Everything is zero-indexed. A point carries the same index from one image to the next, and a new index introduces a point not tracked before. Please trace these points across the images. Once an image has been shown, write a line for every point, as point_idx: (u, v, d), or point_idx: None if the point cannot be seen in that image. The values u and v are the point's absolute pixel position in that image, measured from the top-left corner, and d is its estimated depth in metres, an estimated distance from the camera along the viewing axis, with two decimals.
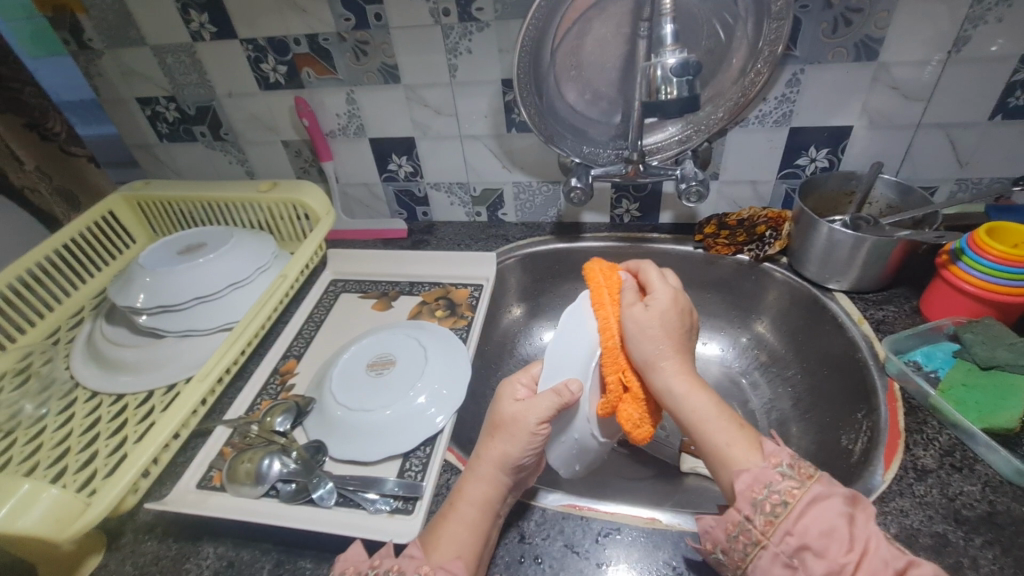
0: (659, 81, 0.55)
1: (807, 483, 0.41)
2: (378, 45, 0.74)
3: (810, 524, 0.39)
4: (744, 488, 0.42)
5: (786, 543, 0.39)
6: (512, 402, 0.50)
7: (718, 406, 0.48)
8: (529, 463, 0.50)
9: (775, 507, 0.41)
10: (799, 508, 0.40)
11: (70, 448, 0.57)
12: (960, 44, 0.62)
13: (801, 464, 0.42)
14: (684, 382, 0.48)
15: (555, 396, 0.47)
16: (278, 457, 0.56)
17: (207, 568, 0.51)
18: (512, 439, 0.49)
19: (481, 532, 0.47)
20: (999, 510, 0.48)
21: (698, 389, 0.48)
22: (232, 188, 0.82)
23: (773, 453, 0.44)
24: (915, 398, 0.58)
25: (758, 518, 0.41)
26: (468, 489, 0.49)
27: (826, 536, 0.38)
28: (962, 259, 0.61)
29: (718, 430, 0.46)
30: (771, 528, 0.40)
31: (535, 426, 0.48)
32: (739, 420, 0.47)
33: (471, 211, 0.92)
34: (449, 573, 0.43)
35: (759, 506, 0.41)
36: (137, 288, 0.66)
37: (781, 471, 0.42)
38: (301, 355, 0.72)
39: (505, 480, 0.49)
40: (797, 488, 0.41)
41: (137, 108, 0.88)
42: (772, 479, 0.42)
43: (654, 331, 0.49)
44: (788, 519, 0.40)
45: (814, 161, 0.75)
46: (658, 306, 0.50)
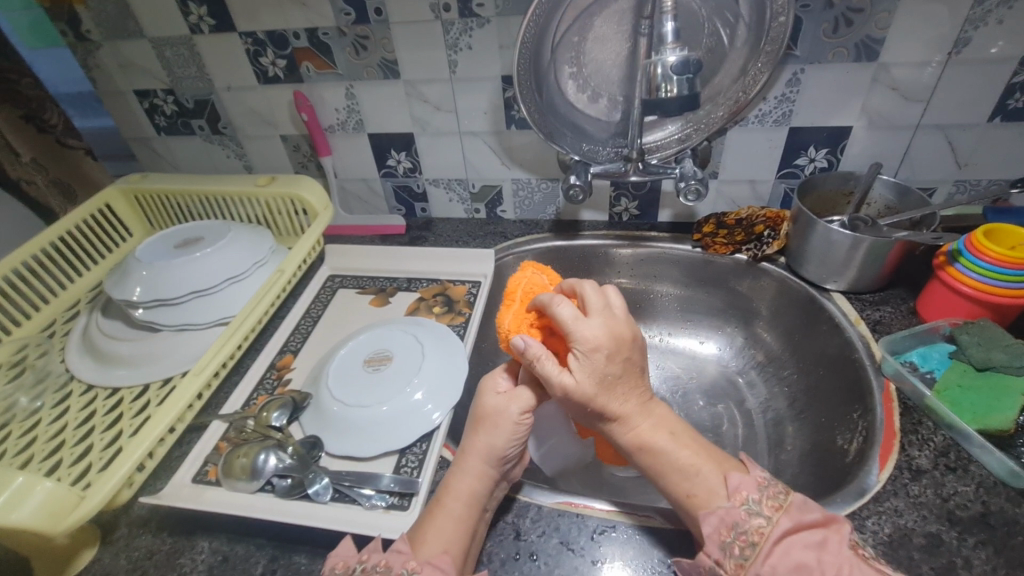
0: (660, 79, 0.54)
1: (776, 518, 0.41)
2: (378, 40, 0.73)
3: (778, 563, 0.39)
4: (712, 531, 0.42)
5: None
6: (497, 395, 0.52)
7: (676, 447, 0.47)
8: (514, 455, 0.51)
9: (744, 549, 0.40)
10: (767, 549, 0.40)
11: (65, 442, 0.57)
12: (960, 46, 0.62)
13: (768, 497, 0.42)
14: (637, 433, 0.47)
15: (537, 387, 0.51)
16: (274, 452, 0.56)
17: (201, 563, 0.51)
18: (496, 431, 0.50)
19: (469, 526, 0.47)
20: (992, 511, 0.48)
21: (652, 434, 0.47)
22: (230, 182, 0.82)
23: (737, 489, 0.43)
24: (911, 398, 0.58)
25: (728, 562, 0.41)
26: (455, 485, 0.49)
27: (796, 573, 0.39)
28: (959, 260, 0.61)
29: (680, 474, 0.46)
30: (741, 570, 0.40)
31: (519, 416, 0.50)
32: (700, 455, 0.46)
33: (470, 207, 0.92)
34: (437, 568, 0.43)
35: (727, 549, 0.41)
36: (133, 282, 0.65)
37: (748, 509, 0.42)
38: (297, 351, 0.72)
39: (492, 472, 0.50)
40: (766, 526, 0.41)
41: (134, 100, 0.87)
42: (739, 518, 0.41)
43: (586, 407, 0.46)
44: (757, 560, 0.40)
45: (813, 161, 0.75)
46: (578, 381, 0.45)
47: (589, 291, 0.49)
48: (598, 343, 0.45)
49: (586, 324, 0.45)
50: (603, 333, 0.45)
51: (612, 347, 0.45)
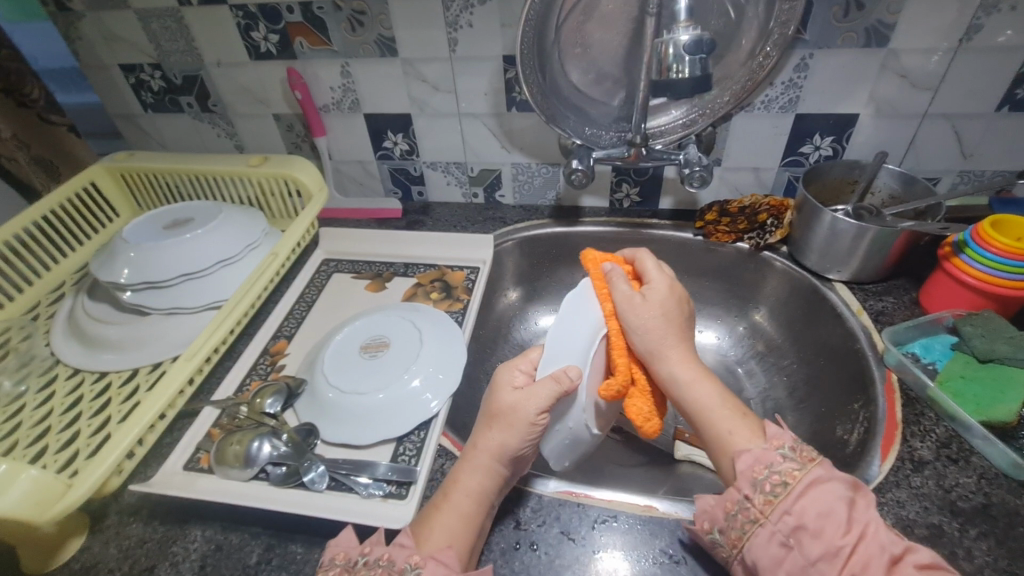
0: (671, 60, 0.53)
1: (809, 466, 0.42)
2: (375, 16, 0.71)
3: (808, 505, 0.40)
4: (746, 468, 0.43)
5: (783, 522, 0.40)
6: (512, 392, 0.49)
7: (719, 394, 0.49)
8: (528, 453, 0.49)
9: (775, 487, 0.41)
10: (798, 489, 0.41)
11: (51, 427, 0.55)
12: (972, 33, 0.61)
13: (802, 448, 0.43)
14: (686, 371, 0.50)
15: (555, 384, 0.46)
16: (268, 440, 0.54)
17: (194, 551, 0.50)
18: (511, 430, 0.48)
19: (474, 522, 0.46)
20: (994, 502, 0.48)
21: (698, 377, 0.50)
22: (222, 161, 0.79)
23: (776, 436, 0.44)
24: (913, 390, 0.58)
25: (757, 497, 0.42)
26: (464, 480, 0.48)
27: (824, 518, 0.39)
28: (965, 251, 0.60)
29: (720, 419, 0.48)
30: (769, 507, 0.41)
31: (535, 416, 0.47)
32: (741, 406, 0.49)
33: (468, 191, 0.90)
34: (441, 563, 0.42)
35: (759, 485, 0.42)
36: (120, 264, 0.63)
37: (782, 453, 0.43)
38: (291, 336, 0.71)
39: (502, 471, 0.49)
40: (798, 470, 0.42)
41: (120, 75, 0.84)
42: (773, 460, 0.43)
43: (649, 328, 0.50)
44: (786, 499, 0.40)
45: (818, 149, 0.74)
46: (649, 303, 0.51)
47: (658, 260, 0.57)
48: (664, 285, 0.53)
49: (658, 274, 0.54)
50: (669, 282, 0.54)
51: (678, 295, 0.54)
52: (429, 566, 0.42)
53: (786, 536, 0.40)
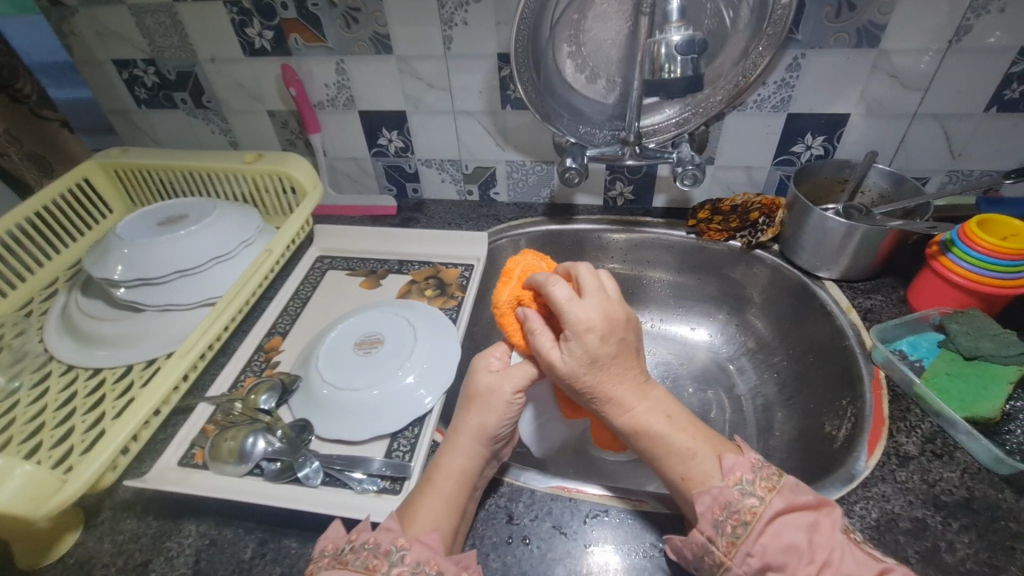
0: (663, 59, 0.53)
1: (768, 499, 0.41)
2: (370, 13, 0.71)
3: (769, 543, 0.39)
4: (706, 510, 0.42)
5: (747, 563, 0.39)
6: (490, 373, 0.51)
7: (673, 433, 0.46)
8: (505, 435, 0.50)
9: (737, 528, 0.40)
10: (757, 529, 0.40)
11: (45, 423, 0.55)
12: (961, 34, 0.62)
13: (761, 477, 0.42)
14: (632, 414, 0.47)
15: (530, 365, 0.50)
16: (262, 435, 0.55)
17: (189, 546, 0.50)
18: (490, 410, 0.49)
19: (457, 503, 0.47)
20: (976, 496, 0.49)
21: (647, 419, 0.46)
22: (215, 158, 0.79)
23: (732, 469, 0.43)
24: (900, 386, 0.59)
25: (720, 539, 0.41)
26: (444, 463, 0.49)
27: (788, 553, 0.38)
28: (952, 250, 0.61)
29: (674, 461, 0.45)
30: (733, 549, 0.40)
31: (511, 395, 0.50)
32: (698, 439, 0.46)
33: (463, 189, 0.90)
34: (427, 546, 0.42)
35: (720, 527, 0.41)
36: (114, 260, 0.63)
37: (741, 489, 0.42)
38: (286, 332, 0.71)
39: (482, 450, 0.49)
40: (759, 505, 0.41)
41: (114, 71, 0.83)
42: (732, 498, 0.41)
43: (575, 385, 0.47)
44: (748, 540, 0.40)
45: (810, 148, 0.75)
46: (566, 360, 0.46)
47: (585, 271, 0.49)
48: (581, 329, 0.45)
49: (578, 307, 0.45)
50: (597, 313, 0.45)
51: (606, 329, 0.45)
52: (413, 548, 0.42)
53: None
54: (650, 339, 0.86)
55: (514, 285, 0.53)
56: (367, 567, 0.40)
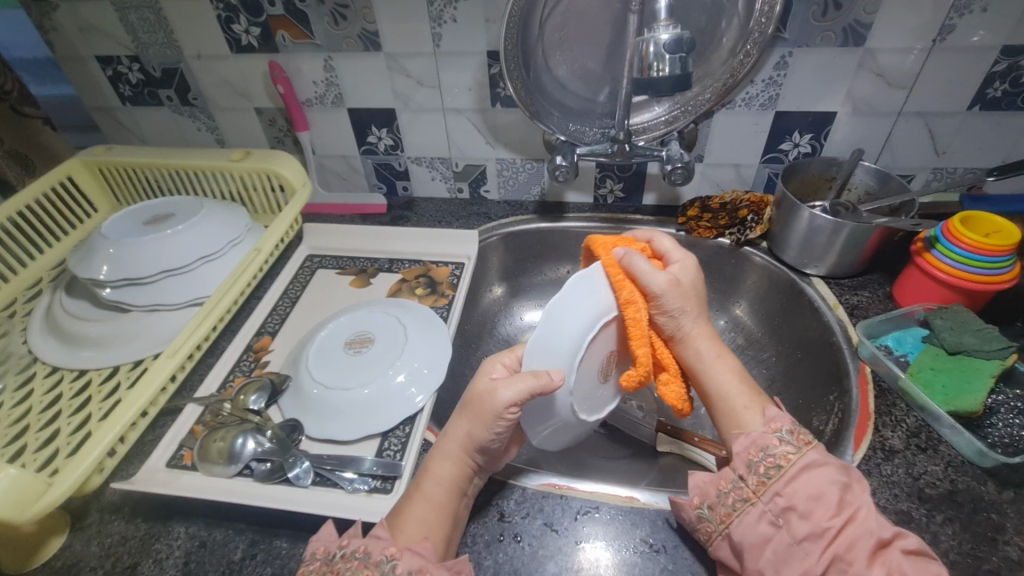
0: (651, 58, 0.53)
1: (804, 450, 0.45)
2: (359, 10, 0.70)
3: (799, 488, 0.43)
4: (742, 450, 0.46)
5: (774, 502, 0.43)
6: (483, 380, 0.50)
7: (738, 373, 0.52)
8: (496, 449, 0.49)
9: (769, 470, 0.45)
10: (790, 473, 0.44)
11: (30, 426, 0.54)
12: (945, 33, 0.63)
13: (800, 431, 0.46)
14: (709, 346, 0.53)
15: (533, 378, 0.45)
16: (252, 436, 0.55)
17: (178, 549, 0.50)
18: (480, 422, 0.48)
19: (447, 511, 0.47)
20: (959, 489, 0.50)
21: (725, 350, 0.54)
22: (202, 156, 0.78)
23: (774, 419, 0.48)
24: (886, 380, 0.59)
25: (751, 478, 0.45)
26: (434, 468, 0.49)
27: (813, 500, 0.42)
28: (936, 247, 0.62)
29: (738, 396, 0.50)
30: (762, 488, 0.44)
31: (502, 408, 0.46)
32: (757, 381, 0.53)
33: (453, 186, 0.90)
34: (417, 554, 0.42)
35: (753, 467, 0.45)
36: (99, 260, 0.62)
37: (779, 437, 0.46)
38: (275, 332, 0.70)
39: (471, 462, 0.49)
40: (793, 453, 0.45)
41: (97, 67, 0.82)
42: (769, 443, 0.46)
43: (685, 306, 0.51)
44: (779, 481, 0.44)
45: (797, 146, 0.76)
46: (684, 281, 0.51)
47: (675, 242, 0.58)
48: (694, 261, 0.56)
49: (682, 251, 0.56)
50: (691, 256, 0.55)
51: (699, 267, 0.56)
52: (405, 558, 0.42)
53: (775, 515, 0.43)
54: None
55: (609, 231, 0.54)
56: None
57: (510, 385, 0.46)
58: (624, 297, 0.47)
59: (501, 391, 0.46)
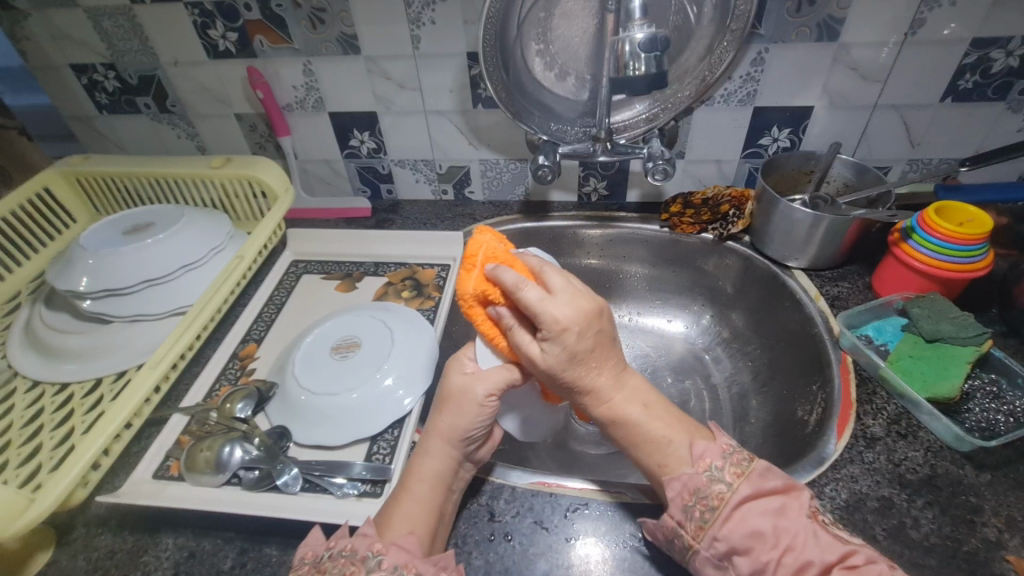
0: (628, 57, 0.53)
1: (736, 486, 0.42)
2: (337, 13, 0.70)
3: (735, 528, 0.40)
4: (675, 495, 0.43)
5: (714, 547, 0.41)
6: (460, 374, 0.51)
7: (650, 421, 0.47)
8: (479, 436, 0.50)
9: (705, 513, 0.42)
10: (724, 513, 0.41)
11: (11, 441, 0.54)
12: (916, 27, 0.64)
13: (733, 462, 0.43)
14: (610, 404, 0.48)
15: (507, 371, 0.50)
16: (240, 444, 0.54)
17: (166, 560, 0.49)
18: (463, 413, 0.49)
19: (432, 505, 0.47)
20: (939, 473, 0.51)
21: (625, 405, 0.48)
22: (181, 164, 0.77)
23: (702, 456, 0.44)
24: (866, 369, 0.61)
25: (689, 524, 0.42)
26: (418, 466, 0.49)
27: (752, 538, 0.40)
28: (912, 237, 0.63)
29: (653, 452, 0.46)
30: (700, 533, 0.42)
31: (484, 397, 0.49)
32: (673, 428, 0.47)
33: (437, 188, 0.90)
34: (403, 549, 0.42)
35: (689, 512, 0.42)
36: (79, 271, 0.62)
37: (710, 475, 0.43)
38: (261, 339, 0.70)
39: (454, 453, 0.50)
40: (727, 491, 0.42)
41: (72, 76, 0.81)
42: (701, 484, 0.43)
43: (554, 378, 0.47)
44: (715, 524, 0.41)
45: (776, 141, 0.77)
46: (546, 356, 0.46)
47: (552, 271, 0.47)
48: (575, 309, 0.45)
49: (556, 305, 0.44)
50: (567, 311, 0.44)
51: (582, 324, 0.45)
52: (390, 553, 0.42)
53: (719, 558, 0.41)
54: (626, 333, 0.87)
55: (479, 275, 0.47)
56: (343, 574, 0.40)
57: (486, 380, 0.50)
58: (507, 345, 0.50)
59: (480, 385, 0.49)
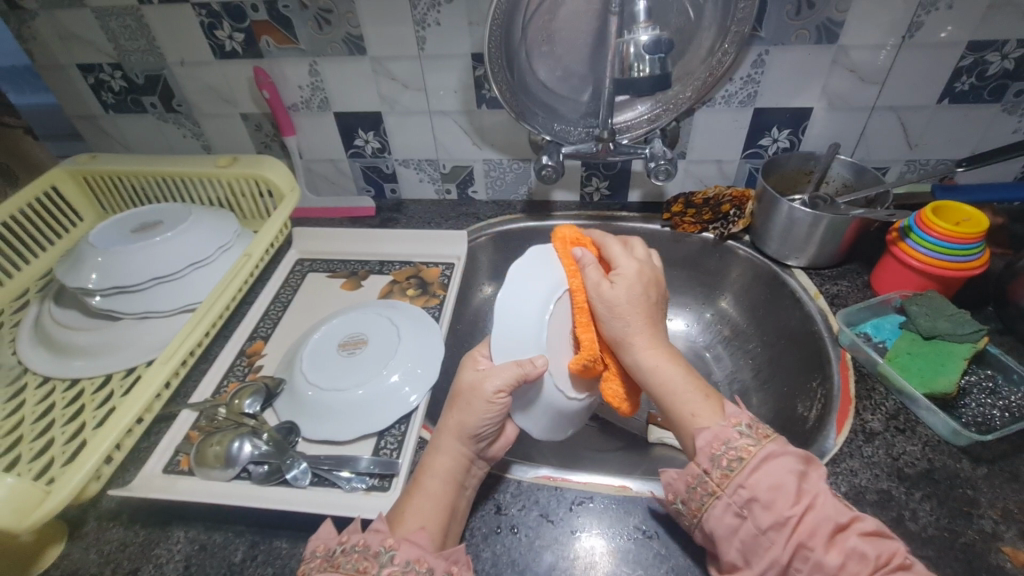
0: (632, 59, 0.54)
1: (763, 442, 0.43)
2: (343, 14, 0.71)
3: (761, 478, 0.41)
4: (704, 445, 0.44)
5: (737, 495, 0.41)
6: (472, 371, 0.52)
7: (687, 376, 0.49)
8: (488, 434, 0.51)
9: (731, 462, 0.42)
10: (752, 464, 0.42)
11: (23, 436, 0.54)
12: (914, 29, 0.65)
13: (759, 425, 0.44)
14: (649, 354, 0.50)
15: (517, 367, 0.49)
16: (249, 439, 0.55)
17: (178, 553, 0.50)
18: (472, 411, 0.50)
19: (445, 501, 0.48)
20: (936, 467, 0.52)
21: (667, 358, 0.50)
22: (188, 163, 0.78)
23: (734, 414, 0.45)
24: (865, 366, 0.62)
25: (715, 471, 0.43)
26: (430, 463, 0.51)
27: (775, 490, 0.40)
28: (909, 236, 0.64)
29: (687, 399, 0.48)
30: (726, 480, 0.42)
31: (492, 394, 0.50)
32: (706, 388, 0.49)
33: (441, 188, 0.91)
34: (415, 544, 0.43)
35: (716, 460, 0.43)
36: (88, 268, 0.62)
37: (739, 430, 0.44)
38: (268, 336, 0.71)
39: (465, 450, 0.51)
40: (754, 445, 0.43)
41: (79, 76, 0.82)
42: (731, 436, 0.43)
43: (614, 314, 0.51)
44: (742, 473, 0.42)
45: (776, 142, 0.78)
46: (616, 288, 0.52)
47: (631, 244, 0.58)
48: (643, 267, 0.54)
49: (627, 260, 0.54)
50: (637, 266, 0.54)
51: (647, 280, 0.54)
52: (402, 547, 0.43)
53: (739, 508, 0.41)
54: None
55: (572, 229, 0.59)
56: (357, 569, 0.41)
57: (496, 375, 0.50)
58: (573, 285, 0.53)
59: (489, 381, 0.50)
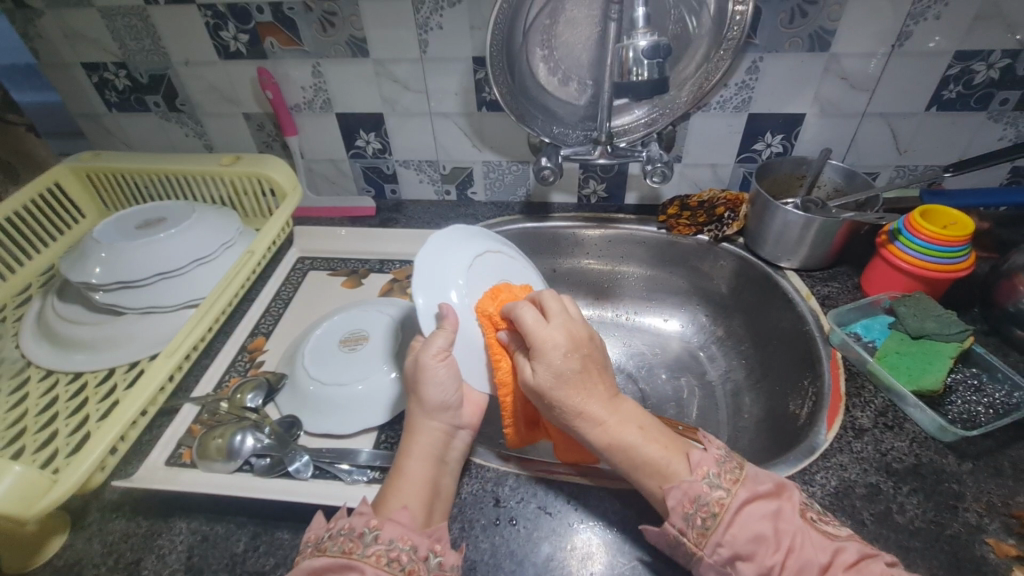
0: (631, 64, 0.56)
1: (734, 491, 0.44)
2: (347, 17, 0.72)
3: (738, 533, 0.42)
4: (676, 504, 0.44)
5: (718, 553, 0.42)
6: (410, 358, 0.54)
7: (644, 441, 0.47)
8: (454, 401, 0.51)
9: (706, 519, 0.43)
10: (727, 519, 0.43)
11: (27, 428, 0.55)
12: (903, 39, 0.67)
13: (726, 470, 0.45)
14: (605, 427, 0.48)
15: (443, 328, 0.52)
16: (251, 433, 0.56)
17: (180, 544, 0.51)
18: (424, 382, 0.51)
19: (430, 480, 0.48)
20: (923, 462, 0.53)
21: (618, 430, 0.48)
22: (193, 161, 0.79)
23: (699, 463, 0.46)
24: (856, 365, 0.63)
25: (691, 531, 0.44)
26: (409, 443, 0.51)
27: (755, 542, 0.42)
28: (899, 239, 0.66)
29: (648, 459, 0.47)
30: (703, 539, 0.43)
31: (433, 358, 0.51)
32: (667, 448, 0.47)
33: (441, 189, 0.92)
34: (398, 522, 0.44)
35: (690, 520, 0.44)
36: (92, 264, 0.63)
37: (709, 482, 0.44)
38: (269, 333, 0.72)
39: (437, 423, 0.51)
40: (726, 497, 0.44)
41: (83, 74, 0.82)
42: (701, 491, 0.44)
43: (544, 401, 0.49)
44: (718, 530, 0.43)
45: (769, 146, 0.80)
46: (539, 375, 0.49)
47: (549, 297, 0.52)
48: (566, 323, 0.50)
49: (548, 329, 0.49)
50: (562, 332, 0.49)
51: (573, 346, 0.49)
52: (386, 527, 0.44)
53: (722, 565, 0.42)
54: (624, 331, 0.90)
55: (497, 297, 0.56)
56: (343, 550, 0.42)
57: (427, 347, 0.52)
58: (501, 373, 0.53)
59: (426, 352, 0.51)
